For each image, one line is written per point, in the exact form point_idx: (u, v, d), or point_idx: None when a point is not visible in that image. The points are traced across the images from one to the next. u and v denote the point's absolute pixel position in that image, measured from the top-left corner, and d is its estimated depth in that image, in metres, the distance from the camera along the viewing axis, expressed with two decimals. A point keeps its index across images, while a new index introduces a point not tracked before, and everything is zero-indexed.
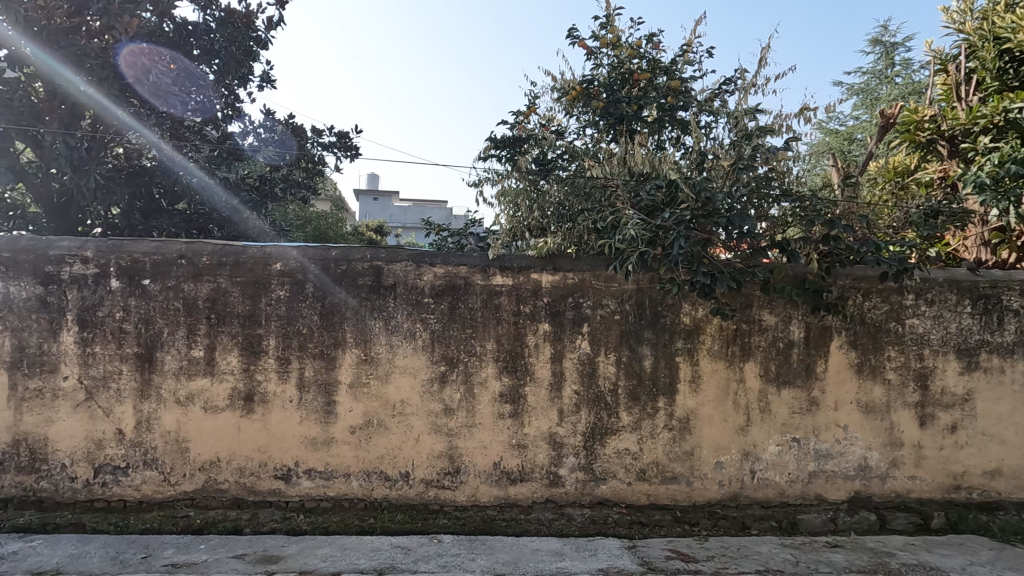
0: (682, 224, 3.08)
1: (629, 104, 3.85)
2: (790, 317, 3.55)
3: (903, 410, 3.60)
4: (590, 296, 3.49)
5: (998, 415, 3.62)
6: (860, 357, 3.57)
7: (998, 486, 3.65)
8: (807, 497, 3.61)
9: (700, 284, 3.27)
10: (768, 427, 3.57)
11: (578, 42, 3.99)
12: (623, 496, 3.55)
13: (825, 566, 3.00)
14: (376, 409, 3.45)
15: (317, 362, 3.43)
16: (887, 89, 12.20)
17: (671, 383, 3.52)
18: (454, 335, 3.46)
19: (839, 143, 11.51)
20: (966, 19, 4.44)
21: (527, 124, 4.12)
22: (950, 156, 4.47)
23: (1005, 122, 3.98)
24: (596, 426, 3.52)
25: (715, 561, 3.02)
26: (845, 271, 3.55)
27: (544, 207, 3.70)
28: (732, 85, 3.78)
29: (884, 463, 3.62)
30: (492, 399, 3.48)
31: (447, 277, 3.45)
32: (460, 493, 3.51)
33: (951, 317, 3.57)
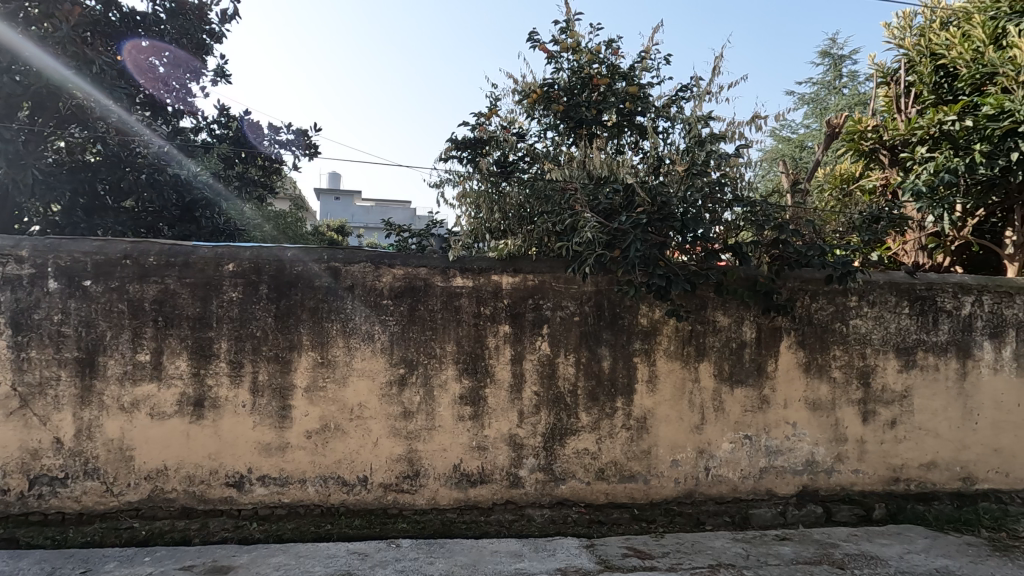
0: (638, 228, 3.17)
1: (589, 108, 3.91)
2: (742, 318, 3.66)
3: (847, 407, 3.77)
4: (550, 297, 3.51)
5: (933, 410, 3.83)
6: (808, 356, 3.72)
7: (934, 477, 3.86)
8: (758, 493, 3.73)
9: (657, 285, 3.34)
10: (722, 425, 3.68)
11: (538, 46, 4.02)
12: (583, 495, 3.59)
13: (773, 559, 3.11)
14: (333, 414, 3.39)
15: (272, 366, 3.34)
16: (835, 99, 12.73)
17: (629, 383, 3.58)
18: (414, 337, 3.42)
19: (791, 150, 11.97)
20: (906, 35, 4.69)
21: (488, 125, 4.11)
22: (891, 164, 4.73)
23: (940, 134, 4.23)
24: (556, 426, 3.55)
25: (671, 557, 3.08)
26: (793, 273, 3.68)
27: (505, 209, 3.71)
28: (689, 92, 3.86)
29: (830, 458, 3.77)
30: (452, 401, 3.46)
31: (406, 279, 3.42)
32: (420, 496, 3.48)
33: (891, 318, 3.76)
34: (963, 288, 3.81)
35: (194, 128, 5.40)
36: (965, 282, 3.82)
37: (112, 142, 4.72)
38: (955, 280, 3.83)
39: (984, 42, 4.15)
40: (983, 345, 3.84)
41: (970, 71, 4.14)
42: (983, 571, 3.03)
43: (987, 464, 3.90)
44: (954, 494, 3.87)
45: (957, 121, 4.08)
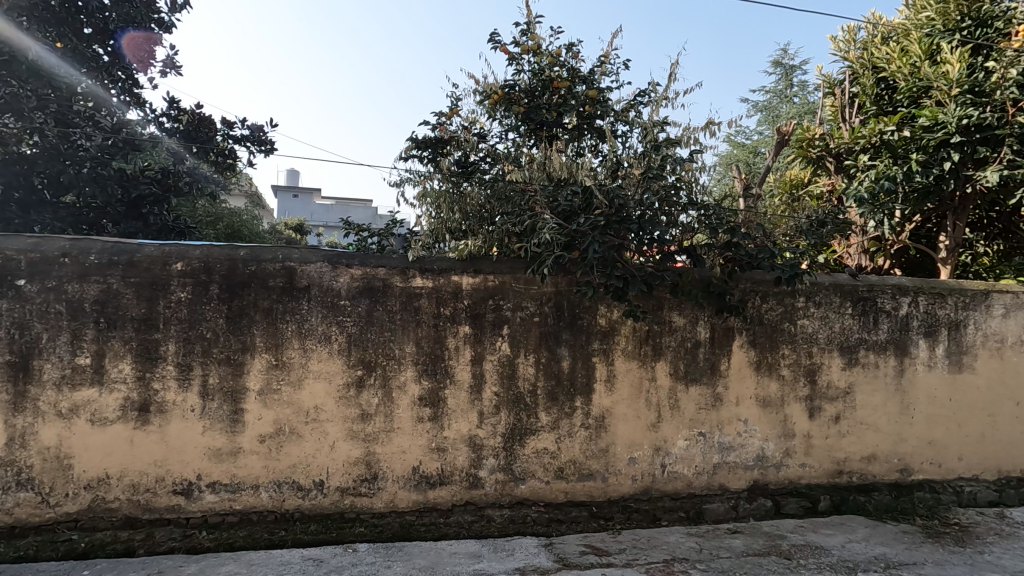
0: (596, 230, 3.23)
1: (549, 110, 3.96)
2: (696, 318, 3.76)
3: (795, 404, 3.92)
4: (510, 298, 3.52)
5: (874, 405, 4.03)
6: (758, 355, 3.85)
7: (874, 469, 4.06)
8: (711, 488, 3.84)
9: (614, 286, 3.41)
10: (677, 422, 3.77)
11: (499, 47, 4.02)
12: (542, 495, 3.62)
13: (725, 552, 3.20)
14: (288, 417, 3.30)
15: (223, 369, 3.23)
16: (787, 107, 13.24)
17: (587, 383, 3.63)
18: (372, 338, 3.38)
19: (745, 156, 12.40)
20: (850, 48, 4.92)
21: (449, 125, 4.10)
22: (836, 171, 4.97)
23: (880, 143, 4.46)
24: (516, 426, 3.57)
25: (627, 553, 3.14)
26: (745, 275, 3.81)
27: (465, 209, 3.72)
28: (646, 97, 3.95)
29: (779, 453, 3.92)
30: (411, 403, 3.43)
31: (365, 279, 3.37)
32: (378, 499, 3.43)
33: (835, 318, 3.93)
34: (901, 289, 4.03)
35: (142, 121, 5.18)
36: (903, 284, 4.04)
37: (49, 132, 4.42)
38: (893, 282, 4.04)
39: (920, 57, 4.40)
40: (918, 343, 4.07)
41: (908, 84, 4.38)
42: (916, 557, 3.21)
43: (922, 455, 4.13)
44: (892, 485, 4.09)
45: (896, 131, 4.31)
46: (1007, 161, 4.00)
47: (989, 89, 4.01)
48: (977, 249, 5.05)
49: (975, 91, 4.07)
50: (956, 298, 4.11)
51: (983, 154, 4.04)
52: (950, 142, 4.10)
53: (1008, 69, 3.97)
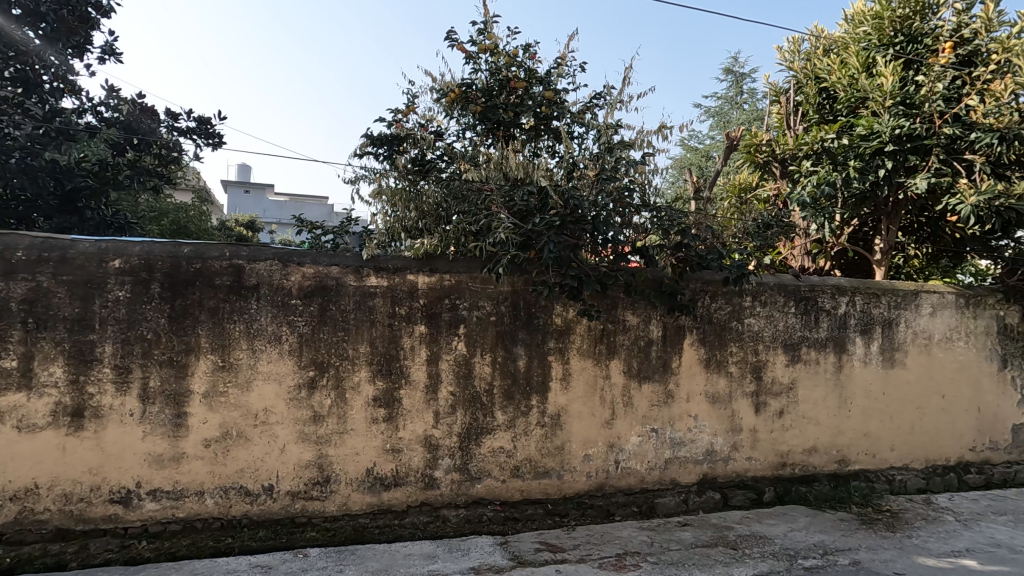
0: (551, 230, 3.28)
1: (506, 110, 3.96)
2: (650, 317, 3.85)
3: (742, 399, 4.07)
4: (466, 297, 3.52)
5: (815, 400, 4.23)
6: (707, 353, 3.98)
7: (814, 461, 4.27)
8: (663, 482, 3.94)
9: (569, 285, 3.47)
10: (630, 419, 3.85)
11: (457, 45, 4.01)
12: (498, 493, 3.63)
13: (675, 544, 3.29)
14: (235, 420, 3.19)
15: (165, 371, 3.10)
16: (737, 113, 13.70)
17: (543, 382, 3.66)
18: (324, 338, 3.30)
19: (698, 160, 12.76)
20: (795, 58, 5.14)
21: (405, 122, 4.06)
22: (782, 176, 5.19)
23: (822, 150, 4.69)
24: (472, 426, 3.56)
25: (581, 548, 3.19)
26: (696, 275, 3.92)
27: (420, 208, 3.67)
28: (602, 100, 4.01)
29: (727, 447, 4.06)
30: (365, 404, 3.38)
31: (317, 278, 3.29)
32: (330, 503, 3.36)
33: (780, 316, 4.11)
34: (839, 289, 4.25)
35: (77, 110, 4.89)
36: (841, 285, 4.26)
37: None
38: (832, 283, 4.26)
39: (858, 69, 4.64)
40: (855, 341, 4.29)
41: (847, 95, 4.62)
42: (851, 543, 3.39)
43: (858, 447, 4.36)
44: (831, 475, 4.30)
45: (836, 138, 4.56)
46: (934, 169, 4.27)
47: (919, 101, 4.29)
48: (908, 252, 5.38)
49: (906, 102, 4.33)
50: (889, 297, 4.36)
51: (913, 162, 4.30)
52: (884, 150, 4.33)
53: (935, 83, 4.27)
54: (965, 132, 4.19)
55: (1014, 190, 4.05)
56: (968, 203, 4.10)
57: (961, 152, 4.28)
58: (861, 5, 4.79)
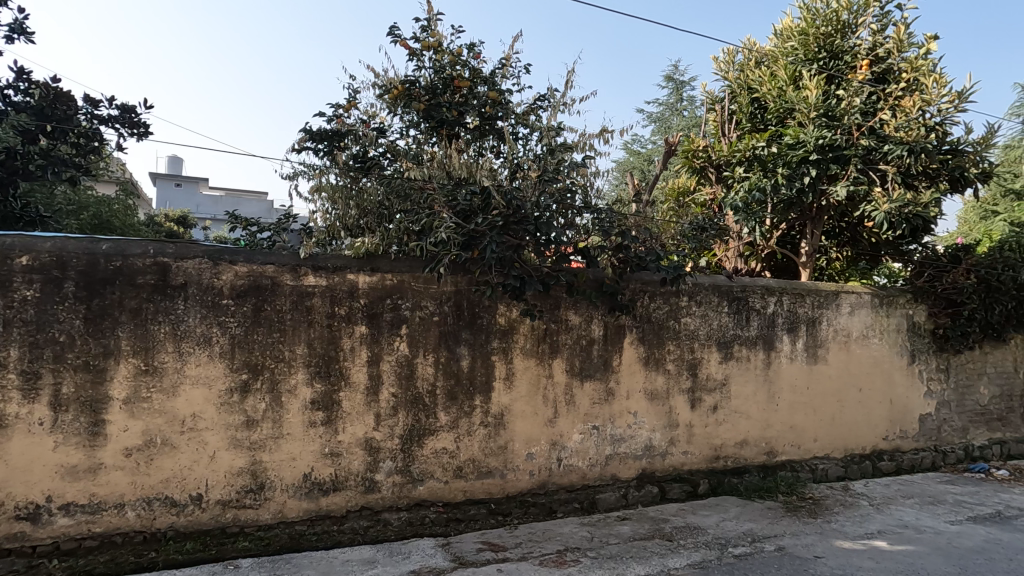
0: (494, 230, 3.30)
1: (450, 109, 3.93)
2: (591, 317, 3.93)
3: (678, 396, 4.22)
4: (408, 297, 3.47)
5: (746, 394, 4.44)
6: (646, 351, 4.10)
7: (745, 453, 4.48)
8: (604, 478, 4.03)
9: (511, 285, 3.48)
10: (572, 417, 3.91)
11: (399, 41, 3.95)
12: (440, 495, 3.59)
13: (614, 538, 3.37)
14: (160, 427, 3.02)
15: (80, 376, 2.89)
16: (677, 120, 14.19)
17: (486, 381, 3.66)
18: (258, 339, 3.17)
19: (641, 164, 13.12)
20: (729, 69, 5.40)
21: (346, 118, 3.96)
22: (717, 181, 5.43)
23: (753, 158, 4.95)
24: (414, 427, 3.52)
25: (522, 547, 3.21)
26: (635, 276, 4.04)
27: (361, 205, 3.65)
28: (545, 102, 4.05)
29: (665, 442, 4.20)
30: (302, 407, 3.27)
31: (250, 277, 3.16)
32: (265, 511, 3.22)
33: (714, 316, 4.29)
34: (768, 290, 4.47)
35: None
36: (770, 285, 4.49)
37: None
38: (762, 283, 4.48)
39: (786, 82, 4.92)
40: (782, 338, 4.54)
41: (776, 106, 4.90)
42: (777, 529, 3.58)
43: (785, 439, 4.61)
44: (760, 467, 4.53)
45: (766, 146, 4.84)
46: (853, 178, 4.57)
47: (840, 114, 4.60)
48: (830, 255, 5.73)
49: (828, 115, 4.63)
50: (813, 297, 4.63)
51: (834, 171, 4.59)
52: (809, 159, 4.61)
53: (853, 98, 4.61)
54: (879, 144, 4.52)
55: (920, 200, 4.40)
56: (881, 210, 4.42)
57: (876, 163, 4.59)
58: (789, 21, 5.07)
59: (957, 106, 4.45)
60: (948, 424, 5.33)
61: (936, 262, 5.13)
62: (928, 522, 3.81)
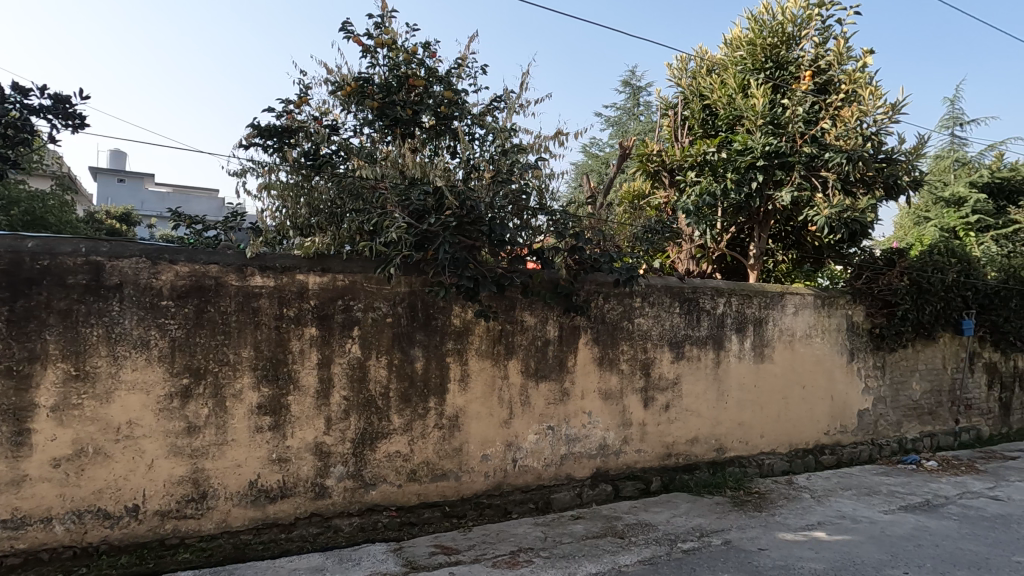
0: (447, 230, 3.28)
1: (404, 108, 3.88)
2: (547, 318, 3.95)
3: (632, 395, 4.29)
4: (360, 298, 3.40)
5: (697, 393, 4.56)
6: (601, 352, 4.16)
7: (696, 450, 4.60)
8: (559, 478, 4.05)
9: (465, 286, 3.46)
10: (528, 418, 3.92)
11: (352, 37, 3.87)
12: (393, 499, 3.54)
13: (567, 537, 3.40)
14: (92, 435, 2.85)
15: (2, 383, 2.70)
16: (634, 124, 14.46)
17: (441, 383, 3.63)
18: (201, 342, 3.05)
19: (598, 167, 13.31)
20: (682, 76, 5.53)
21: (297, 114, 3.86)
22: (670, 185, 5.56)
23: (704, 163, 5.11)
24: (366, 431, 3.45)
25: (475, 549, 3.19)
26: (590, 277, 4.07)
27: (312, 204, 3.57)
28: (502, 103, 4.05)
29: (618, 441, 4.26)
30: (248, 412, 3.16)
31: (193, 277, 3.03)
32: (207, 521, 3.10)
33: (666, 316, 4.38)
34: (719, 291, 4.60)
35: None
36: (720, 286, 4.61)
37: None
38: (713, 284, 4.61)
39: (735, 90, 5.09)
40: (731, 338, 4.69)
41: (726, 113, 5.07)
42: (725, 524, 3.69)
43: (733, 435, 4.76)
44: (710, 463, 4.65)
45: (716, 152, 5.01)
46: (797, 184, 4.76)
47: (784, 122, 4.80)
48: (777, 258, 5.90)
49: (774, 122, 4.82)
50: (760, 298, 4.79)
51: (780, 177, 4.78)
52: (756, 165, 4.82)
53: (797, 107, 4.81)
54: (821, 152, 4.71)
55: (858, 205, 4.62)
56: (822, 215, 4.63)
57: (818, 169, 4.79)
58: (737, 32, 5.25)
59: (891, 117, 4.71)
60: (884, 418, 5.62)
61: (873, 264, 5.44)
62: (864, 512, 4.00)
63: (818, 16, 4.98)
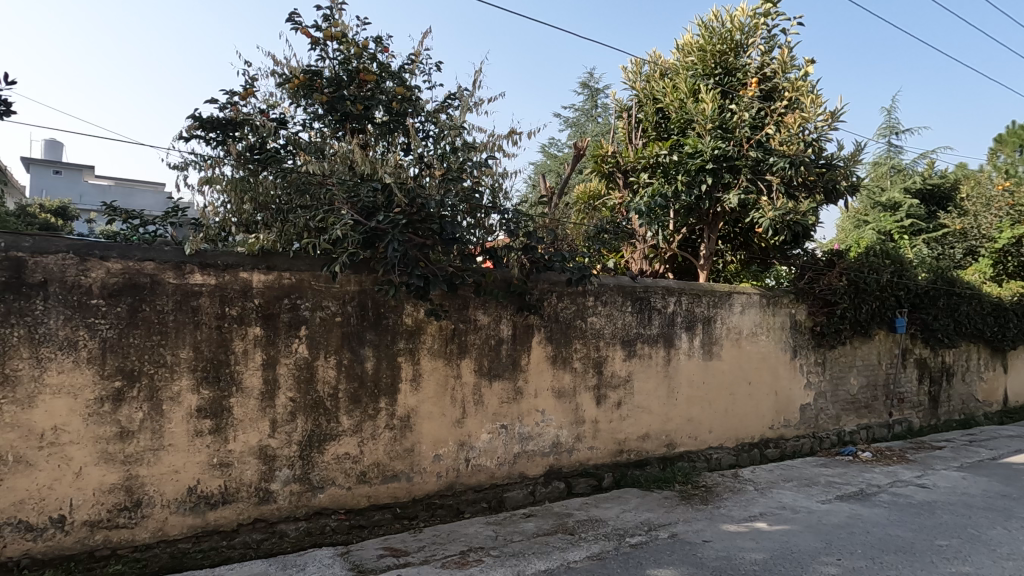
0: (396, 228, 3.24)
1: (355, 103, 3.80)
2: (500, 317, 3.94)
3: (585, 393, 4.35)
4: (308, 297, 3.32)
5: (648, 390, 4.66)
6: (554, 350, 4.19)
7: (647, 446, 4.69)
8: (512, 477, 4.06)
9: (416, 285, 3.42)
10: (481, 417, 3.92)
11: (301, 29, 3.77)
12: (342, 502, 3.46)
13: (518, 536, 3.41)
14: (12, 443, 2.67)
15: None
16: (592, 125, 14.65)
17: (392, 383, 3.58)
18: (134, 343, 2.90)
19: (556, 167, 13.42)
20: (636, 79, 5.63)
21: (242, 106, 3.72)
22: (624, 186, 5.66)
23: (656, 165, 5.25)
24: (314, 433, 3.37)
25: (425, 550, 3.16)
26: (544, 276, 4.10)
27: (256, 199, 3.44)
28: (456, 101, 4.03)
29: (571, 439, 4.31)
30: (187, 415, 3.03)
31: (126, 275, 2.88)
32: (142, 530, 2.95)
33: (618, 315, 4.46)
34: (669, 291, 4.71)
35: None
36: (671, 286, 4.72)
37: None
38: (664, 284, 4.71)
39: (686, 94, 5.22)
40: (681, 336, 4.80)
41: (677, 116, 5.19)
42: (672, 517, 3.78)
43: (683, 431, 4.88)
44: (660, 458, 4.76)
45: (668, 154, 5.14)
46: (744, 187, 4.93)
47: (732, 127, 4.96)
48: (726, 258, 6.11)
49: (722, 127, 4.98)
50: (708, 297, 4.93)
51: (728, 180, 4.94)
52: (706, 168, 4.96)
53: (744, 112, 4.96)
54: (765, 156, 4.90)
55: (800, 208, 4.81)
56: (767, 217, 4.80)
57: (764, 173, 4.96)
58: (689, 37, 5.38)
59: (831, 124, 4.93)
60: (824, 413, 5.89)
61: (814, 265, 5.68)
62: (802, 502, 4.18)
63: (764, 25, 5.16)
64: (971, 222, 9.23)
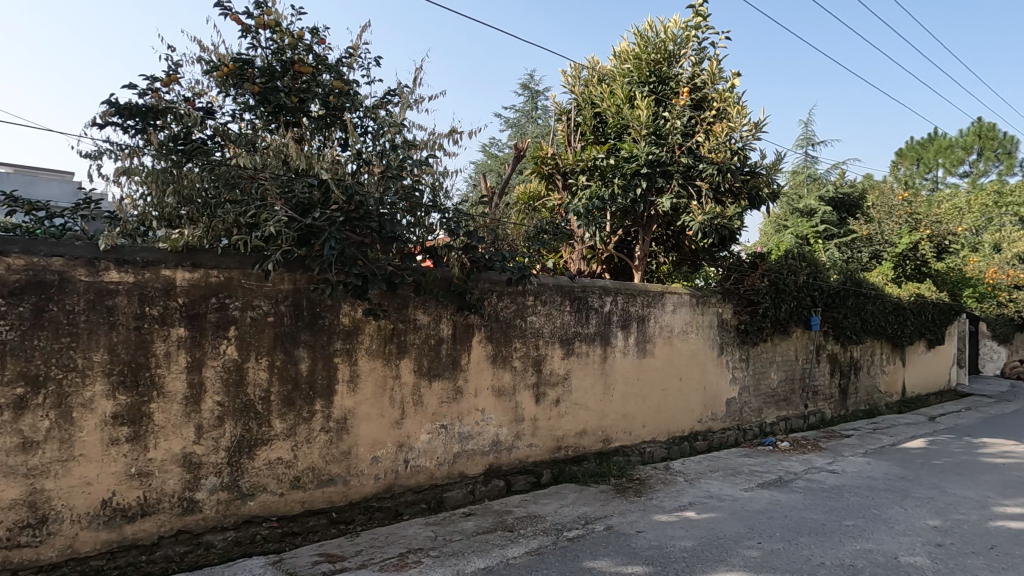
0: (334, 226, 3.16)
1: (289, 95, 3.67)
2: (440, 317, 3.93)
3: (524, 392, 4.40)
4: (237, 296, 3.17)
5: (585, 387, 4.78)
6: (494, 349, 4.22)
7: (584, 442, 4.81)
8: (451, 476, 4.05)
9: (353, 284, 3.35)
10: (420, 417, 3.88)
11: (230, 15, 3.61)
12: (274, 509, 3.34)
13: (458, 535, 3.41)
14: None
15: None
16: (532, 126, 14.84)
17: (328, 384, 3.48)
18: (40, 346, 2.67)
19: (496, 165, 13.48)
20: (575, 83, 5.76)
21: (164, 93, 3.50)
22: (563, 188, 5.80)
23: (594, 167, 5.41)
24: (243, 438, 3.22)
25: (362, 554, 3.10)
26: (484, 276, 4.11)
27: (180, 192, 3.26)
28: (395, 97, 3.96)
29: (511, 437, 4.35)
30: (101, 423, 2.82)
31: (30, 271, 2.64)
32: (49, 548, 2.72)
33: (557, 315, 4.54)
34: (606, 290, 4.85)
35: None
36: (608, 286, 4.86)
37: None
38: (601, 284, 4.84)
39: (622, 100, 5.39)
40: (617, 334, 4.96)
41: (614, 121, 5.37)
42: (607, 510, 3.90)
43: (618, 427, 5.04)
44: (597, 453, 4.89)
45: (605, 158, 5.31)
46: (675, 192, 5.16)
47: (665, 134, 5.17)
48: (659, 260, 6.34)
49: (656, 133, 5.18)
50: (643, 297, 5.12)
51: (661, 185, 5.15)
52: (640, 172, 5.14)
53: (676, 120, 5.18)
54: (695, 163, 5.11)
55: (727, 213, 5.07)
56: (697, 221, 5.05)
57: (694, 178, 5.19)
58: (625, 46, 5.56)
59: (754, 135, 5.22)
60: (747, 406, 6.25)
61: (739, 267, 6.02)
62: (728, 491, 4.42)
63: (695, 37, 5.39)
64: (876, 228, 10.09)
